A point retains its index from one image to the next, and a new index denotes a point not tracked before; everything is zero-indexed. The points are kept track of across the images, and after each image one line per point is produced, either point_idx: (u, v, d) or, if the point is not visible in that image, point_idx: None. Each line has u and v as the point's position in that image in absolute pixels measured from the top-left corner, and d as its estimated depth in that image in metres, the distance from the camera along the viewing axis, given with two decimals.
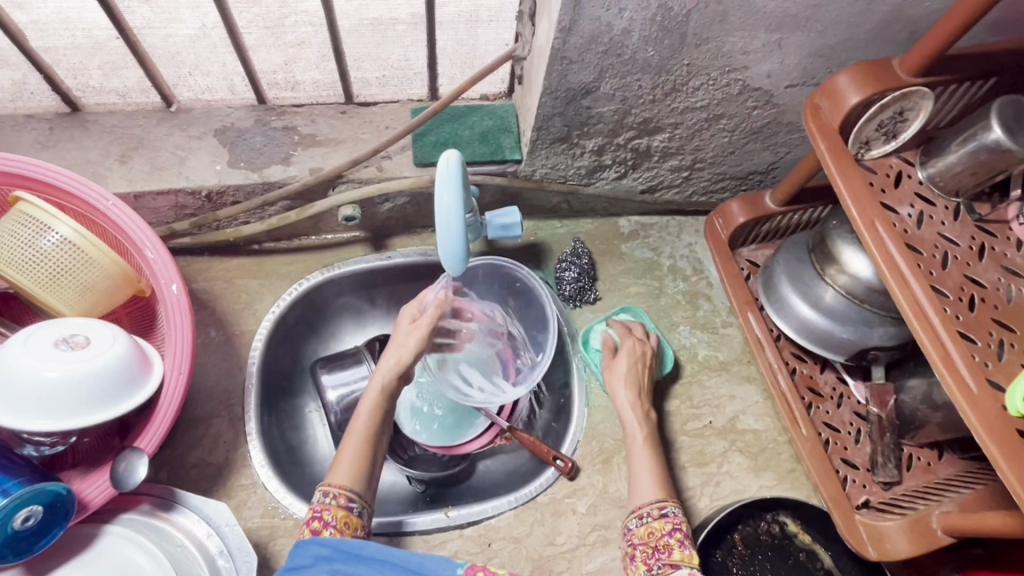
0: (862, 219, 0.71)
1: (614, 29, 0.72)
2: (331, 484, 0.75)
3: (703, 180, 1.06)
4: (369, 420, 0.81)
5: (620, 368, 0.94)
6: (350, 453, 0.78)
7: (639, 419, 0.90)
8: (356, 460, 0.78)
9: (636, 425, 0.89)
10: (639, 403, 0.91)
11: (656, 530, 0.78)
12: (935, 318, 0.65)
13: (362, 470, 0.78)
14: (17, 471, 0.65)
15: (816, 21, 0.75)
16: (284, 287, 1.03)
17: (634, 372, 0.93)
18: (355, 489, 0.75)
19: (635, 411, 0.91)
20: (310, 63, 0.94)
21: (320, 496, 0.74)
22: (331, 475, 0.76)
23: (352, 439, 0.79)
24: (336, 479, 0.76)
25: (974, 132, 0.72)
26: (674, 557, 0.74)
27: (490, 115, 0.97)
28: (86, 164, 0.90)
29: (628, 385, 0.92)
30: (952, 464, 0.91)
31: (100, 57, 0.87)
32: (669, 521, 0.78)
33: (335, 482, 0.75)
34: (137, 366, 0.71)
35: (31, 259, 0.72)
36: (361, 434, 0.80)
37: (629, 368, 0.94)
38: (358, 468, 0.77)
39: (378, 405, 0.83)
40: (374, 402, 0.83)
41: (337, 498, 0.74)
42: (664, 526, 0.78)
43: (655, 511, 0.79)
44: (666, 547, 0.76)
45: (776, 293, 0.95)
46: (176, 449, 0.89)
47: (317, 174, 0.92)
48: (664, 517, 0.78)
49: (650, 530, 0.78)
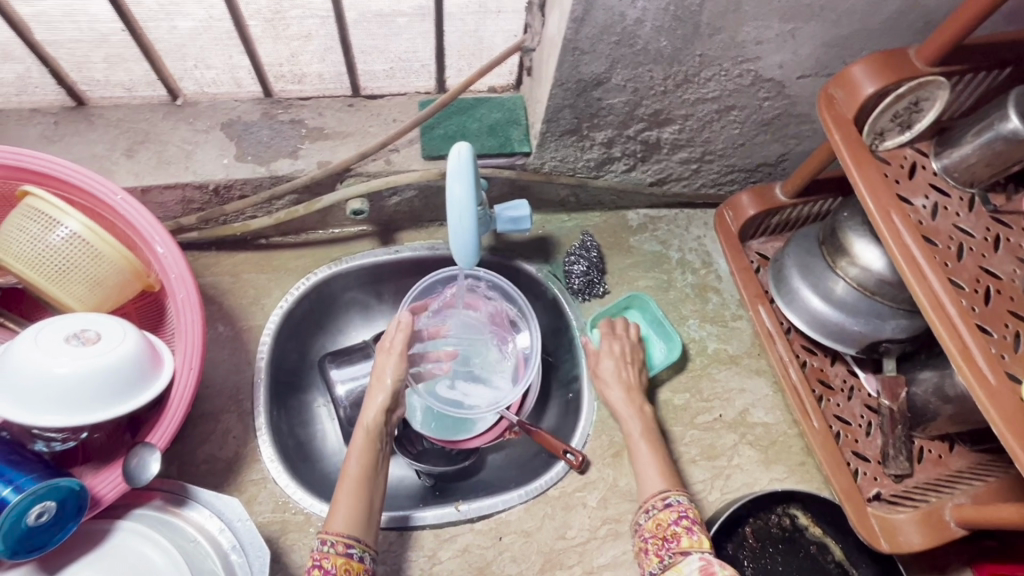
0: (877, 209, 0.70)
1: (627, 19, 0.71)
2: (329, 532, 0.74)
3: (712, 173, 1.06)
4: (360, 466, 0.79)
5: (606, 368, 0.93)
6: (346, 498, 0.76)
7: (634, 415, 0.89)
8: (352, 504, 0.76)
9: (631, 420, 0.89)
10: (632, 398, 0.91)
11: (663, 521, 0.78)
12: (951, 309, 0.65)
13: (360, 515, 0.76)
14: (29, 467, 0.66)
15: (830, 10, 0.74)
16: (292, 282, 1.02)
17: (622, 369, 0.93)
18: (353, 535, 0.74)
19: (630, 408, 0.90)
20: (316, 55, 0.93)
21: (318, 543, 0.73)
22: (330, 520, 0.75)
23: (345, 486, 0.77)
24: (333, 526, 0.74)
25: (990, 123, 0.71)
26: (683, 545, 0.74)
27: (498, 107, 0.97)
28: (92, 158, 0.89)
29: (618, 381, 0.92)
30: (963, 457, 0.91)
31: (105, 50, 0.86)
32: (674, 511, 0.78)
33: (333, 529, 0.73)
34: (148, 361, 0.70)
35: (41, 254, 0.71)
36: (354, 478, 0.78)
37: (617, 366, 0.93)
38: (354, 513, 0.75)
39: (369, 450, 0.81)
40: (363, 447, 0.81)
41: (335, 546, 0.72)
42: (670, 517, 0.78)
43: (659, 503, 0.79)
44: (674, 536, 0.76)
45: (786, 286, 0.94)
46: (186, 444, 0.89)
47: (325, 167, 0.91)
48: (669, 507, 0.79)
49: (657, 522, 0.78)
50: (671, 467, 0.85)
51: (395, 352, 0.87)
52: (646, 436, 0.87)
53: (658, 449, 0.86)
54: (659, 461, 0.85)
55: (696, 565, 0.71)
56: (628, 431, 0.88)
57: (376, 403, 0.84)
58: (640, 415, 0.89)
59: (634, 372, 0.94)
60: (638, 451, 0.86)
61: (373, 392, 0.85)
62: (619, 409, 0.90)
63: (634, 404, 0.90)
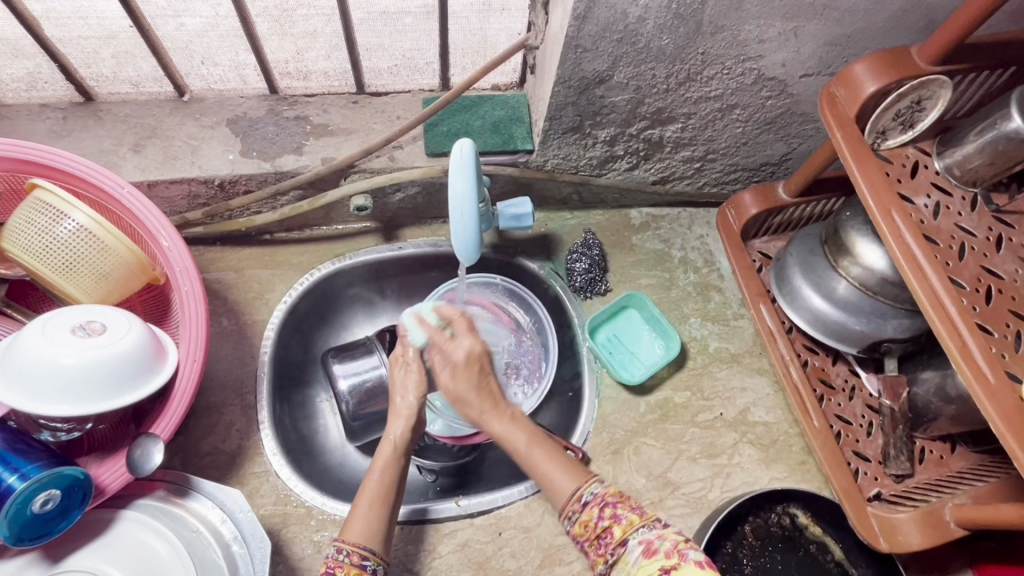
0: (879, 208, 0.70)
1: (629, 17, 0.72)
2: (344, 541, 0.68)
3: (715, 172, 1.06)
4: (383, 476, 0.73)
5: (461, 388, 0.73)
6: (365, 508, 0.70)
7: (510, 426, 0.73)
8: (370, 515, 0.70)
9: (511, 433, 0.73)
10: (501, 410, 0.74)
11: (588, 522, 0.66)
12: (951, 308, 0.65)
13: (379, 524, 0.70)
14: (36, 455, 0.66)
15: (833, 9, 0.74)
16: (296, 277, 1.03)
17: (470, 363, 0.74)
18: (370, 547, 0.68)
19: (503, 422, 0.74)
20: (321, 53, 0.94)
21: (332, 552, 0.67)
22: (345, 530, 0.69)
23: (364, 496, 0.71)
24: (350, 534, 0.68)
25: (993, 122, 0.71)
26: (617, 536, 0.64)
27: (501, 105, 0.97)
28: (101, 153, 0.91)
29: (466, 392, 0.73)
30: (964, 457, 0.91)
31: (114, 46, 0.87)
32: (594, 507, 0.67)
33: (350, 538, 0.68)
34: (152, 353, 0.71)
35: (48, 247, 0.72)
36: (375, 489, 0.72)
37: (474, 379, 0.73)
38: (373, 524, 0.69)
39: (393, 462, 0.74)
40: (387, 458, 0.74)
41: (351, 556, 0.66)
42: (592, 515, 0.66)
43: (576, 505, 0.68)
44: (606, 530, 0.66)
45: (788, 286, 0.94)
46: (190, 437, 0.90)
47: (329, 164, 0.92)
48: (587, 505, 0.67)
49: (584, 524, 0.67)
50: (573, 460, 0.72)
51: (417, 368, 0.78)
52: (531, 442, 0.72)
53: (548, 448, 0.72)
54: (557, 459, 0.71)
55: (638, 551, 0.62)
56: (512, 447, 0.72)
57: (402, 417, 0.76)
58: (517, 424, 0.74)
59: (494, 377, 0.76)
60: (530, 463, 0.71)
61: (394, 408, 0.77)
62: (491, 428, 0.73)
63: (505, 415, 0.74)
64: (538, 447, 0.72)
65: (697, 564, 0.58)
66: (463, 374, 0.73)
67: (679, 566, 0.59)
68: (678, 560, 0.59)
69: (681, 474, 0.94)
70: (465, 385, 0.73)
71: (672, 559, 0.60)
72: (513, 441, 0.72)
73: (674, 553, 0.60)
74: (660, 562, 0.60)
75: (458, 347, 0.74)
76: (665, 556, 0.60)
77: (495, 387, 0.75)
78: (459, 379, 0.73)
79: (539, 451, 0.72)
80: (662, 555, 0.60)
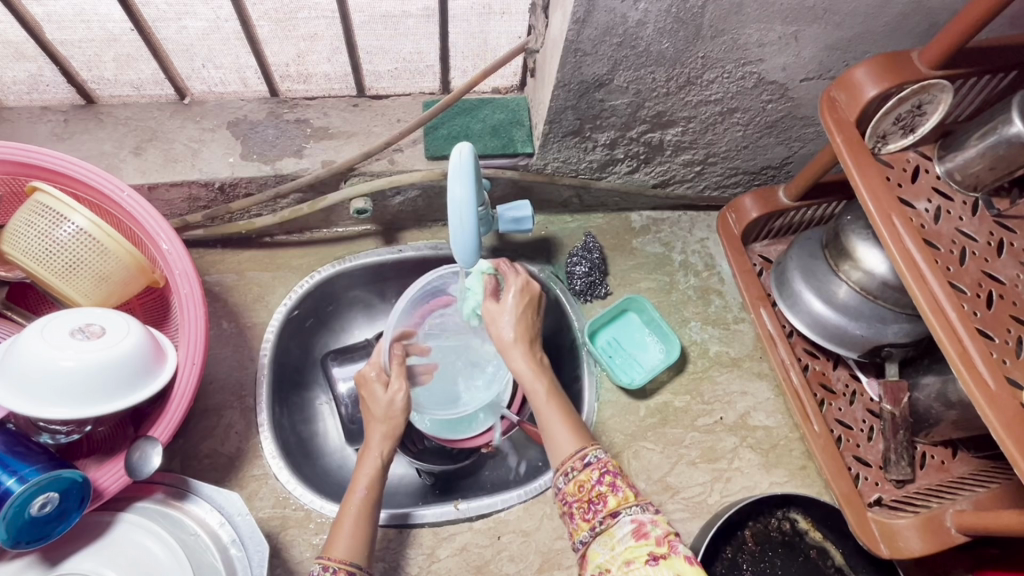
0: (878, 212, 0.70)
1: (629, 20, 0.72)
2: (330, 558, 0.67)
3: (716, 175, 1.06)
4: (367, 493, 0.73)
5: (505, 315, 0.80)
6: (350, 522, 0.70)
7: (533, 371, 0.77)
8: (354, 529, 0.70)
9: (532, 378, 0.76)
10: (531, 351, 0.79)
11: (585, 482, 0.67)
12: (952, 314, 0.65)
13: (361, 537, 0.70)
14: (34, 458, 0.67)
15: (834, 12, 0.74)
16: (296, 280, 1.03)
17: (524, 291, 0.81)
18: (355, 562, 0.67)
19: (528, 364, 0.77)
20: (322, 56, 0.93)
21: (318, 570, 0.66)
22: (330, 547, 0.68)
23: (348, 514, 0.71)
24: (335, 552, 0.68)
25: (994, 126, 0.70)
26: (611, 505, 0.65)
27: (502, 108, 0.97)
28: (101, 156, 0.91)
29: (520, 321, 0.79)
30: (966, 462, 0.91)
31: (115, 49, 0.87)
32: (595, 469, 0.67)
33: (334, 556, 0.67)
34: (150, 356, 0.71)
35: (48, 250, 0.72)
36: (358, 507, 0.72)
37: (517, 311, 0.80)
38: (357, 537, 0.69)
39: (377, 478, 0.75)
40: (371, 475, 0.74)
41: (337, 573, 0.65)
42: (591, 476, 0.67)
43: (577, 464, 0.68)
44: (600, 496, 0.66)
45: (788, 290, 0.94)
46: (188, 440, 0.90)
47: (329, 167, 0.93)
48: (588, 466, 0.68)
49: (579, 484, 0.67)
50: (579, 422, 0.74)
51: (399, 383, 0.80)
52: (549, 392, 0.75)
53: (561, 404, 0.75)
54: (567, 419, 0.73)
55: (628, 529, 0.63)
56: (531, 393, 0.76)
57: (379, 434, 0.77)
58: (540, 370, 0.77)
59: (534, 318, 0.82)
60: (542, 417, 0.74)
61: (374, 426, 0.78)
62: (513, 364, 0.78)
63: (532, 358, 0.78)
64: (553, 401, 0.75)
65: (686, 557, 0.59)
66: (512, 302, 0.80)
67: (668, 556, 0.59)
68: (667, 549, 0.60)
69: (679, 479, 0.94)
70: (506, 312, 0.80)
71: (662, 547, 0.60)
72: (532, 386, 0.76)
73: (663, 541, 0.60)
74: (650, 547, 0.60)
75: (516, 278, 0.82)
76: (655, 542, 0.61)
77: (531, 328, 0.81)
78: (506, 303, 0.80)
79: (554, 405, 0.75)
80: (653, 541, 0.61)
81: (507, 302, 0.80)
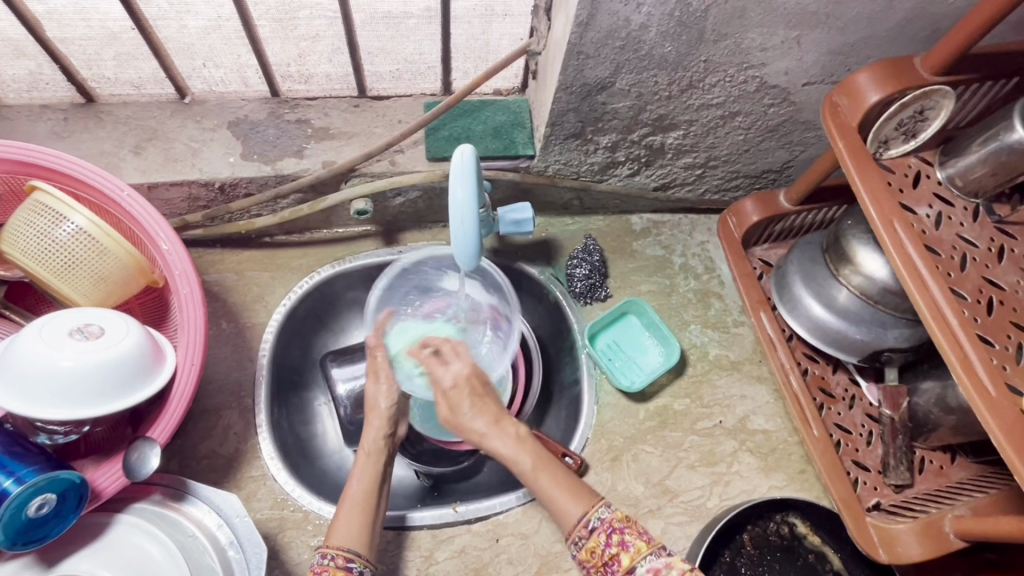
0: (880, 218, 0.70)
1: (631, 24, 0.72)
2: (330, 546, 0.68)
3: (717, 179, 1.06)
4: (364, 486, 0.75)
5: (462, 407, 0.76)
6: (353, 513, 0.71)
7: (514, 447, 0.73)
8: (354, 517, 0.71)
9: (515, 455, 0.72)
10: (505, 429, 0.74)
11: (595, 548, 0.65)
12: (952, 320, 0.65)
13: (363, 531, 0.70)
14: (31, 459, 0.66)
15: (837, 17, 0.74)
16: (295, 280, 1.03)
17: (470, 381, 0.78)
18: (354, 550, 0.67)
19: (507, 439, 0.74)
20: (322, 56, 0.93)
21: (319, 557, 0.67)
22: (330, 536, 0.69)
23: (347, 503, 0.72)
24: (335, 540, 0.68)
25: (996, 133, 0.70)
26: (625, 564, 0.63)
27: (503, 110, 0.97)
28: (100, 155, 0.91)
29: (481, 411, 0.76)
30: (964, 468, 0.91)
31: (115, 48, 0.86)
32: (601, 533, 0.65)
33: (334, 544, 0.68)
34: (150, 355, 0.71)
35: (47, 250, 0.72)
36: (356, 499, 0.73)
37: (467, 403, 0.76)
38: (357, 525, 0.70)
39: (377, 467, 0.77)
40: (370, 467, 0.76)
41: (335, 558, 0.66)
42: (599, 541, 0.65)
43: (583, 532, 0.66)
44: (613, 558, 0.64)
45: (788, 294, 0.94)
46: (186, 440, 0.90)
47: (330, 167, 0.92)
48: (594, 531, 0.66)
49: (591, 550, 0.66)
50: (579, 482, 0.71)
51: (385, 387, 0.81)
52: (537, 463, 0.72)
53: (554, 470, 0.72)
54: (564, 480, 0.70)
55: None
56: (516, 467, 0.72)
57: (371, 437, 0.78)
58: (523, 443, 0.73)
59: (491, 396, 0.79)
60: (535, 486, 0.71)
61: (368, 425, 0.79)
62: (493, 446, 0.74)
63: (510, 434, 0.74)
64: (543, 471, 0.72)
65: None
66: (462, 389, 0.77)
67: None
68: None
69: (678, 481, 0.94)
70: (464, 403, 0.76)
71: None
72: (513, 459, 0.73)
73: None
74: None
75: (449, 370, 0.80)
76: None
77: (496, 408, 0.77)
78: (463, 389, 0.77)
79: (544, 474, 0.71)
80: None
81: (459, 391, 0.77)
